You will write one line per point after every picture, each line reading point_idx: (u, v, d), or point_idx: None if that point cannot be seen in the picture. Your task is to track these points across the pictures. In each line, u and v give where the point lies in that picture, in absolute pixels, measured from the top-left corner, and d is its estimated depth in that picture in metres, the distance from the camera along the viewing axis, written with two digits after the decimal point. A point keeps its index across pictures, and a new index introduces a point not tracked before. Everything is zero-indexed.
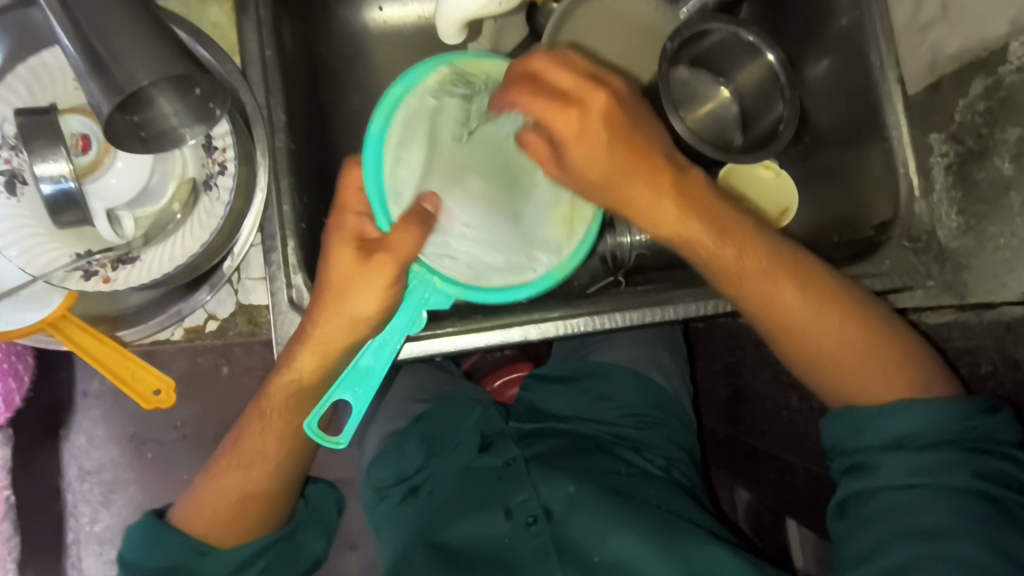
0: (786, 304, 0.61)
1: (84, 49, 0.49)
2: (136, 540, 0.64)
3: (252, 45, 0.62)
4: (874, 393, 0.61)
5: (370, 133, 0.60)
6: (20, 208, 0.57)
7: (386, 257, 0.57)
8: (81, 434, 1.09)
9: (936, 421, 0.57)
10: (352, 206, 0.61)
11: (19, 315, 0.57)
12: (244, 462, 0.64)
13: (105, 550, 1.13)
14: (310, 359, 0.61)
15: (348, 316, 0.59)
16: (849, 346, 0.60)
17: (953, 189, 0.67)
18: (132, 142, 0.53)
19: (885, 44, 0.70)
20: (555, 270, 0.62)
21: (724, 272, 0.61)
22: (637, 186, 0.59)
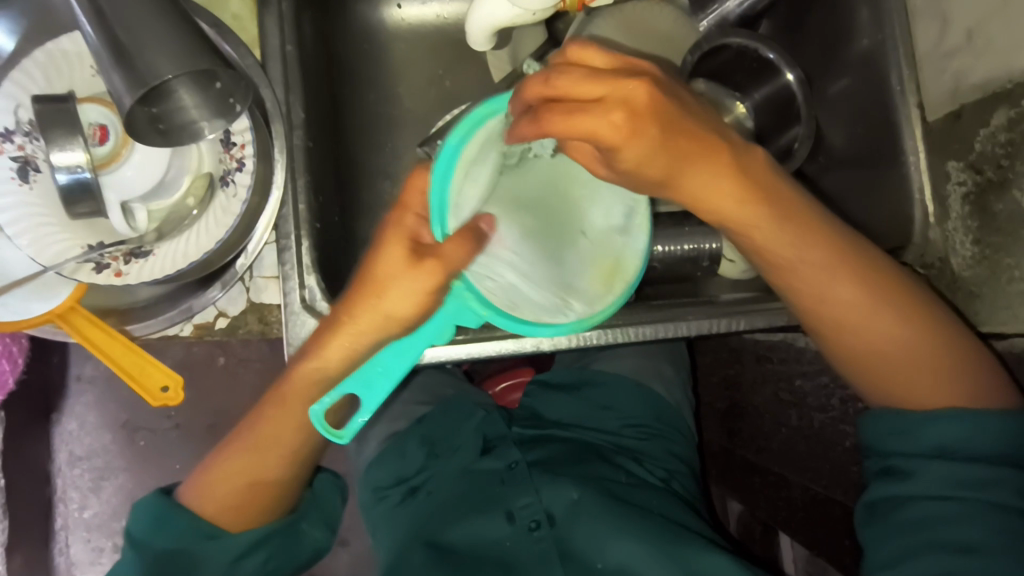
0: (838, 299, 0.62)
1: (108, 39, 0.48)
2: (139, 520, 0.63)
3: (273, 39, 0.61)
4: (928, 398, 0.62)
5: (448, 144, 0.58)
6: (32, 196, 0.55)
7: (435, 264, 0.56)
8: (73, 419, 1.08)
9: (993, 432, 0.58)
10: (412, 208, 0.60)
11: (27, 305, 0.57)
12: (240, 457, 0.64)
13: (93, 537, 1.12)
14: (337, 352, 0.59)
15: (382, 313, 0.58)
16: (909, 349, 0.62)
17: (969, 219, 0.67)
18: (151, 135, 0.52)
19: (908, 68, 0.71)
20: (584, 319, 0.60)
21: (779, 264, 0.62)
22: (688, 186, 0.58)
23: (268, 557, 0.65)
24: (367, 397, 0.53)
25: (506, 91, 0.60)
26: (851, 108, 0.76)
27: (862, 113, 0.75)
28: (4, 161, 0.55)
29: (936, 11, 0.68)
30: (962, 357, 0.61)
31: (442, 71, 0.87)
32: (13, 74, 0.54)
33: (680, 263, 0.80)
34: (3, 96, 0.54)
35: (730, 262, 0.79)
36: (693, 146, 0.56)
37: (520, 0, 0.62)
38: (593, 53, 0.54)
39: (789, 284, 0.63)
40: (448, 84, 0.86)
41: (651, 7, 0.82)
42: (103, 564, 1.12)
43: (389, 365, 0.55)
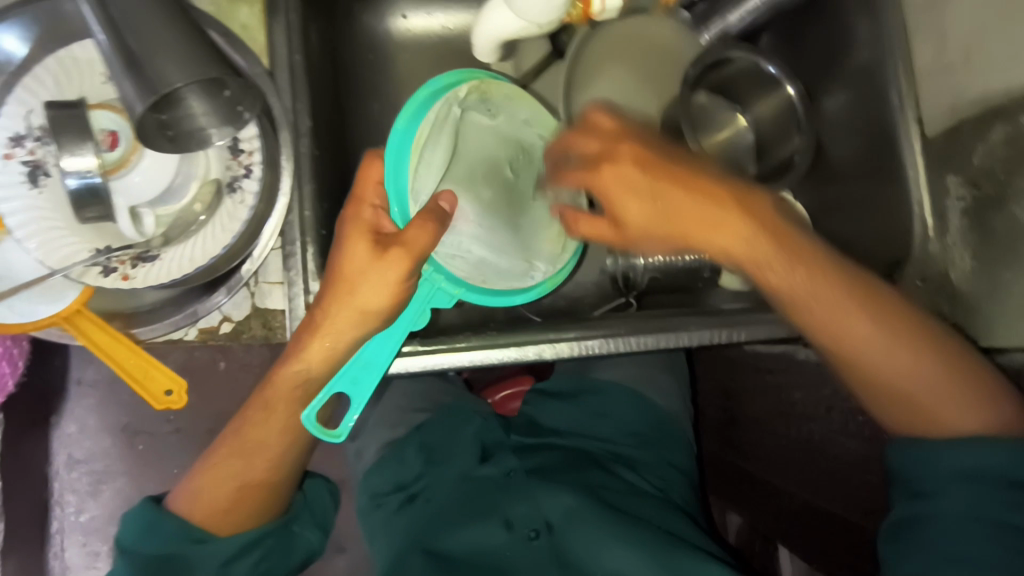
0: (855, 336, 0.61)
1: (120, 47, 0.49)
2: (128, 528, 0.62)
3: (281, 49, 0.62)
4: (950, 424, 0.60)
5: (398, 129, 0.62)
6: (40, 200, 0.56)
7: (401, 253, 0.58)
8: (72, 422, 1.08)
9: (1006, 461, 0.57)
10: (367, 199, 0.61)
11: (33, 307, 0.57)
12: (229, 461, 0.64)
13: (90, 540, 1.11)
14: (317, 352, 0.60)
15: (357, 309, 0.58)
16: (934, 382, 0.60)
17: (968, 233, 0.68)
18: (160, 141, 0.53)
19: (905, 83, 0.71)
20: (547, 280, 0.71)
21: (796, 304, 0.61)
22: (687, 234, 0.59)
23: (260, 559, 0.64)
24: (355, 391, 0.59)
25: (446, 74, 0.64)
26: (851, 122, 0.77)
27: (861, 126, 0.75)
28: (16, 165, 0.56)
29: (935, 28, 0.69)
30: (979, 389, 0.60)
31: None
32: (25, 80, 0.55)
33: (681, 274, 0.82)
34: (16, 102, 0.55)
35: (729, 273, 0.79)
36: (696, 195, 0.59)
37: (528, 14, 0.63)
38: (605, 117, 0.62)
39: (804, 323, 0.62)
40: None
41: (653, 20, 0.83)
42: (99, 568, 1.12)
43: (370, 359, 0.60)
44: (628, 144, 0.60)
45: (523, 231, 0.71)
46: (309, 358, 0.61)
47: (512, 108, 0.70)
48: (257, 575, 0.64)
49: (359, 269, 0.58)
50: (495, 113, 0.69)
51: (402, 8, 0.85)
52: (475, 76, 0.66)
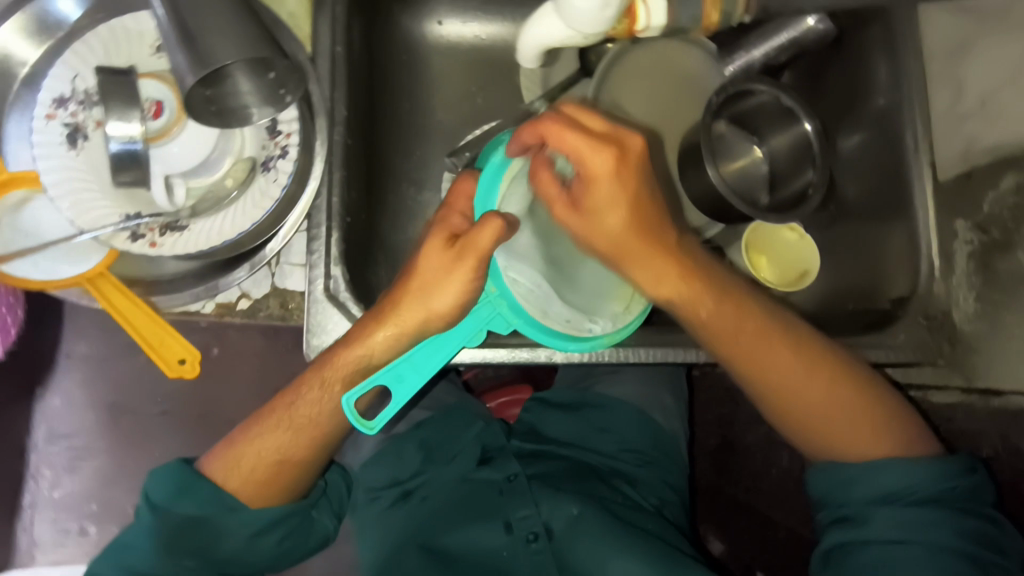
0: (775, 363, 0.65)
1: (175, 20, 0.50)
2: (158, 483, 0.62)
3: (324, 39, 0.64)
4: (850, 446, 0.65)
5: (493, 161, 0.65)
6: (77, 161, 0.57)
7: (472, 257, 0.60)
8: (58, 396, 1.08)
9: (927, 479, 0.62)
10: (457, 209, 0.66)
11: (55, 267, 0.58)
12: (270, 434, 0.63)
13: (61, 517, 1.10)
14: (385, 338, 0.61)
15: (425, 307, 0.61)
16: (829, 404, 0.65)
17: (973, 275, 0.72)
18: (207, 115, 0.54)
19: (922, 128, 0.73)
20: (603, 338, 0.65)
21: (719, 334, 0.64)
22: (623, 243, 0.60)
23: (285, 536, 0.66)
24: (398, 389, 0.57)
25: None
26: (866, 162, 0.79)
27: (877, 167, 0.78)
28: (56, 126, 0.56)
29: (953, 78, 0.73)
30: (869, 413, 0.65)
31: (475, 88, 0.90)
32: (75, 46, 0.57)
33: None
34: (64, 65, 0.57)
35: None
36: (652, 235, 0.61)
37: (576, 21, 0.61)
38: (593, 117, 0.58)
39: (728, 351, 0.65)
40: (479, 100, 0.89)
41: (681, 47, 0.85)
42: (67, 548, 1.10)
43: (421, 361, 0.59)
44: (637, 142, 0.58)
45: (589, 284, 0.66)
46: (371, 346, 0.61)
47: None
48: (280, 550, 0.66)
49: (439, 272, 0.61)
50: None
51: (438, 14, 0.88)
52: None
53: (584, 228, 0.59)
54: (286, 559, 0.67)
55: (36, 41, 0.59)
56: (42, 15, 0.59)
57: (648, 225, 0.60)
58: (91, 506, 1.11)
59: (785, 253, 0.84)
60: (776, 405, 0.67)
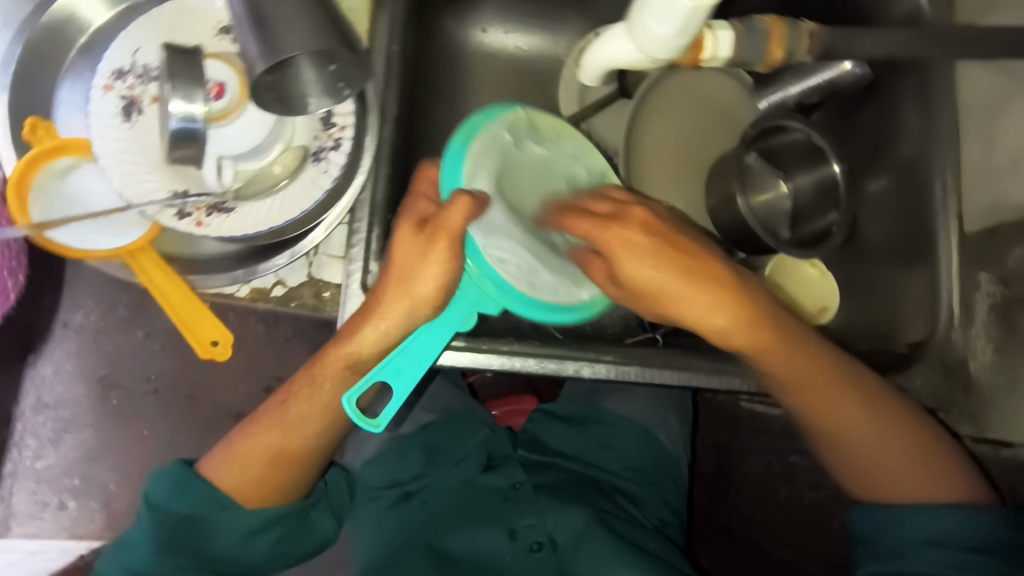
0: (844, 422, 0.67)
1: (249, 4, 0.50)
2: (158, 483, 0.62)
3: (382, 37, 0.65)
4: (927, 496, 0.66)
5: (453, 145, 0.62)
6: (130, 134, 0.57)
7: (445, 234, 0.57)
8: (48, 365, 1.07)
9: (977, 528, 0.62)
10: (423, 193, 0.62)
11: (95, 238, 0.58)
12: (271, 432, 0.63)
13: (40, 490, 1.08)
14: (372, 335, 0.59)
15: (409, 295, 0.58)
16: (886, 452, 0.67)
17: (993, 326, 0.73)
18: (271, 101, 0.54)
19: (951, 181, 0.75)
20: (592, 303, 0.65)
21: (799, 383, 0.66)
22: (678, 302, 0.61)
23: (280, 538, 0.64)
24: (399, 383, 0.56)
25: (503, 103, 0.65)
26: (891, 207, 0.81)
27: (902, 213, 0.79)
28: (112, 97, 0.57)
29: (987, 130, 0.75)
30: (935, 462, 0.66)
31: (513, 98, 0.91)
32: (138, 18, 0.57)
33: None
34: (126, 38, 0.57)
35: None
36: (699, 285, 0.60)
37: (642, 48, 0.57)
38: (597, 201, 0.63)
39: (806, 403, 0.67)
40: None
41: (716, 79, 0.88)
42: (42, 521, 1.09)
43: (416, 351, 0.57)
44: (637, 209, 0.61)
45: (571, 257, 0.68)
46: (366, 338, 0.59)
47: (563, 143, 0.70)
48: (275, 552, 0.64)
49: (416, 255, 0.58)
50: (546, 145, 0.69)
51: (483, 22, 0.88)
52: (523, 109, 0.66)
53: (636, 301, 0.62)
54: (281, 561, 0.66)
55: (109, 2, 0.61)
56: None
57: (682, 285, 0.60)
58: (71, 482, 1.11)
59: (806, 287, 0.86)
60: (847, 465, 0.69)
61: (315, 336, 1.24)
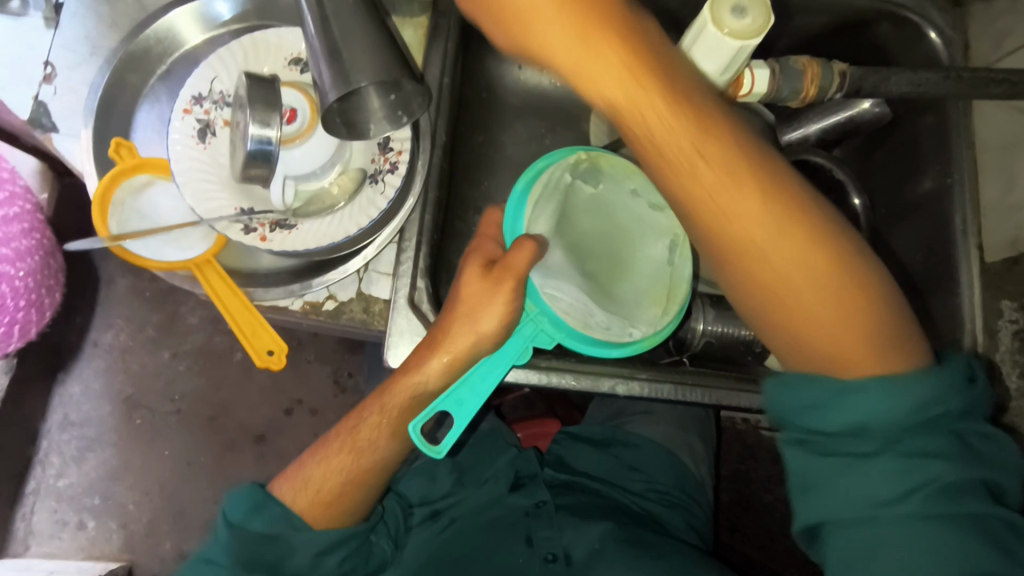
0: (766, 251, 0.52)
1: (324, 37, 0.55)
2: (234, 504, 0.65)
3: (434, 72, 0.71)
4: (853, 358, 0.52)
5: (516, 189, 0.69)
6: (204, 154, 0.62)
7: (509, 277, 0.61)
8: (77, 383, 1.23)
9: (897, 416, 0.50)
10: (489, 234, 0.69)
11: (162, 249, 0.62)
12: (336, 455, 0.68)
13: (61, 508, 1.20)
14: (439, 364, 0.62)
15: (474, 329, 0.61)
16: (799, 270, 0.52)
17: (1018, 353, 0.75)
18: (340, 127, 0.58)
19: (971, 212, 0.78)
20: (642, 340, 0.67)
21: (700, 195, 0.52)
22: (572, 49, 0.49)
23: (345, 559, 0.68)
24: (458, 413, 0.60)
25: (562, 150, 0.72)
26: (912, 238, 0.84)
27: (923, 243, 0.82)
28: (190, 120, 0.61)
29: (1005, 170, 0.77)
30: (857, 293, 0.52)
31: (544, 130, 0.96)
32: (221, 50, 0.62)
33: (733, 344, 0.87)
34: (206, 67, 0.62)
35: None
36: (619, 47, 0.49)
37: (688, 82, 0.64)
38: None
39: (708, 225, 0.53)
40: (548, 141, 0.95)
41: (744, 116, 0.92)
42: (62, 538, 1.19)
43: (477, 384, 0.61)
44: None
45: (627, 297, 0.70)
46: (428, 368, 0.62)
47: (623, 184, 0.73)
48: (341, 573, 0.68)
49: (484, 300, 0.61)
50: (605, 186, 0.73)
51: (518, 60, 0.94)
52: (583, 155, 0.73)
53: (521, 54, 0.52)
54: None
55: (202, 27, 0.66)
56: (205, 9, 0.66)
57: (586, 33, 0.48)
58: (92, 500, 1.21)
59: None
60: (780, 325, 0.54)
61: (339, 360, 1.28)
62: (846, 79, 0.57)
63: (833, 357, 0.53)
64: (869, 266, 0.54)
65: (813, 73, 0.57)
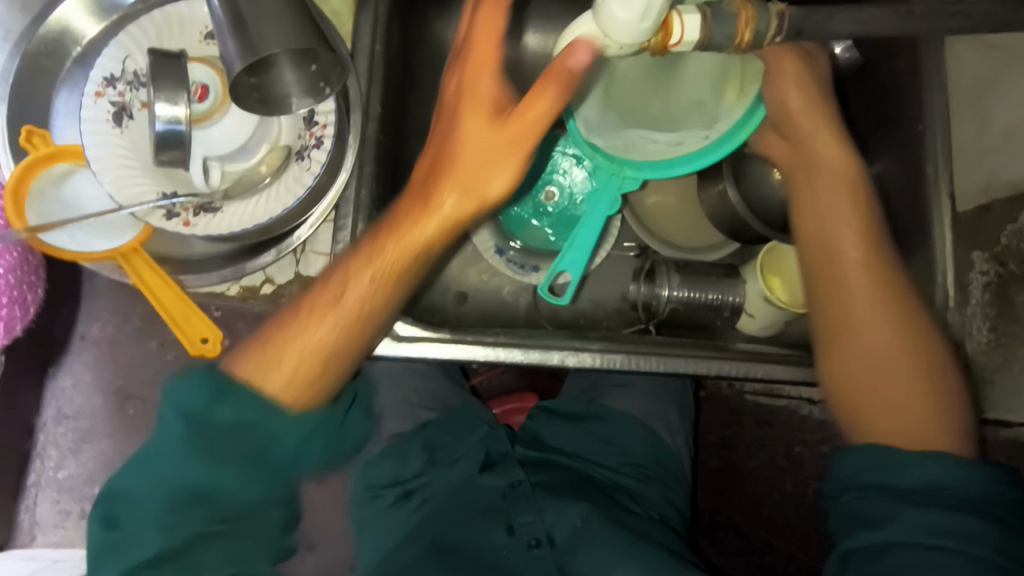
0: (865, 319, 0.65)
1: (230, 8, 0.52)
2: (185, 390, 0.55)
3: (365, 38, 0.67)
4: (908, 424, 0.61)
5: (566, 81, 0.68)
6: (121, 139, 0.59)
7: (522, 133, 0.57)
8: (68, 377, 1.03)
9: (970, 476, 0.56)
10: (485, 60, 0.57)
11: (90, 240, 0.60)
12: (316, 325, 0.59)
13: (62, 499, 1.03)
14: (436, 225, 0.59)
15: (477, 192, 0.58)
16: (880, 350, 0.64)
17: (988, 306, 0.72)
18: (251, 101, 0.56)
19: (944, 160, 0.73)
20: (732, 133, 0.69)
21: (828, 225, 0.68)
22: (809, 122, 0.68)
23: (325, 447, 0.59)
24: (573, 268, 0.72)
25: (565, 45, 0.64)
26: (886, 191, 0.79)
27: (897, 195, 0.78)
28: (104, 104, 0.59)
29: (977, 111, 0.73)
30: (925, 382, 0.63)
31: None
32: (129, 26, 0.59)
33: (701, 310, 0.86)
34: (117, 46, 0.59)
35: (750, 317, 0.84)
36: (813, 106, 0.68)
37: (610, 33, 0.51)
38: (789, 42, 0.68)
39: (835, 271, 0.67)
40: None
41: None
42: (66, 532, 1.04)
43: (584, 239, 0.70)
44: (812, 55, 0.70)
45: (699, 102, 0.73)
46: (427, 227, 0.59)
47: None
48: (324, 458, 0.59)
49: (488, 150, 0.57)
50: None
51: None
52: None
53: (796, 123, 0.69)
54: (333, 467, 0.60)
55: (98, 15, 0.62)
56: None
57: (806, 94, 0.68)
58: (92, 489, 1.04)
59: None
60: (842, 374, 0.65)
61: None
62: (785, 21, 0.52)
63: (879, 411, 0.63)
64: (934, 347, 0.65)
65: (747, 16, 0.51)
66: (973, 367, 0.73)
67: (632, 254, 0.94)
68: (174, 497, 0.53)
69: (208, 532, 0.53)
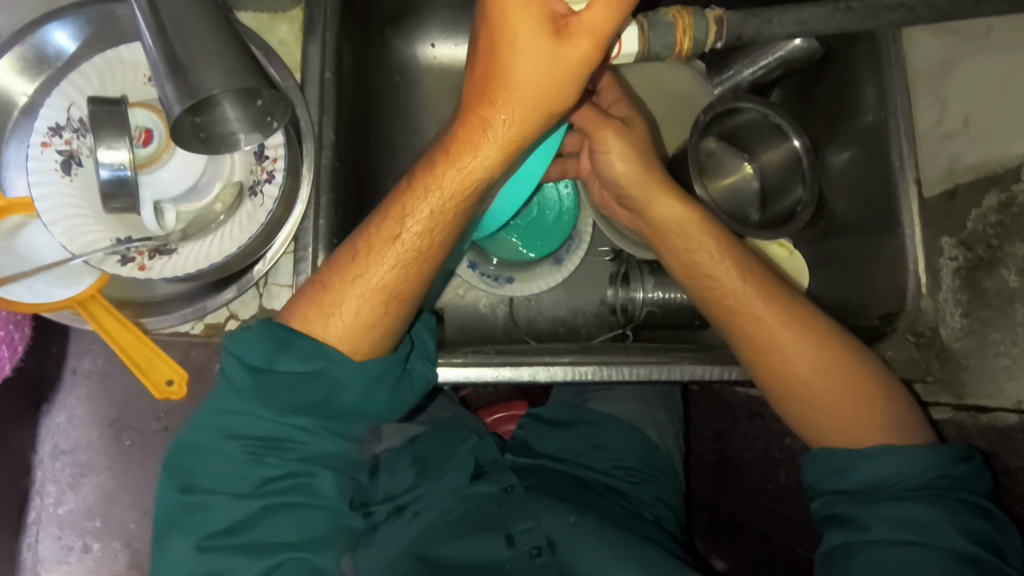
0: (788, 351, 0.65)
1: (166, 50, 0.51)
2: (250, 347, 0.55)
3: (314, 65, 0.65)
4: (859, 427, 0.65)
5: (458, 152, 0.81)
6: (72, 188, 0.59)
7: (589, 41, 0.47)
8: (62, 412, 0.92)
9: (919, 461, 0.61)
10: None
11: (50, 290, 0.60)
12: (369, 264, 0.58)
13: (65, 535, 0.93)
14: (492, 145, 0.54)
15: (535, 109, 0.51)
16: (811, 373, 0.65)
17: (959, 292, 0.70)
18: (193, 142, 0.55)
19: (907, 146, 0.73)
20: None
21: (712, 286, 0.68)
22: (642, 183, 0.67)
23: (388, 394, 0.59)
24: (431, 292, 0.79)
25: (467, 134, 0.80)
26: (855, 182, 0.79)
27: (864, 184, 0.78)
28: (51, 153, 0.58)
29: (936, 95, 0.72)
30: (869, 392, 0.65)
31: None
32: (72, 75, 0.59)
33: (678, 310, 0.85)
34: (59, 94, 0.59)
35: None
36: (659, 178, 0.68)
37: None
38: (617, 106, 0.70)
39: (729, 318, 0.67)
40: None
41: (673, 69, 0.85)
42: (71, 566, 0.94)
43: None
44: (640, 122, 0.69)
45: None
46: (484, 148, 0.54)
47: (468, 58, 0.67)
48: (391, 404, 0.59)
49: (533, 55, 0.48)
50: None
51: (431, 37, 0.88)
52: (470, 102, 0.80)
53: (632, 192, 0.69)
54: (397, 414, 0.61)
55: (29, 76, 0.62)
56: (39, 46, 0.61)
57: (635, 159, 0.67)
58: (94, 523, 0.94)
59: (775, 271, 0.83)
60: (792, 401, 0.66)
61: None
62: (723, 25, 0.52)
63: (830, 423, 0.65)
64: (870, 360, 0.66)
65: (684, 24, 0.51)
66: (947, 353, 0.72)
67: (607, 258, 0.93)
68: (247, 456, 0.55)
69: (276, 501, 0.55)
